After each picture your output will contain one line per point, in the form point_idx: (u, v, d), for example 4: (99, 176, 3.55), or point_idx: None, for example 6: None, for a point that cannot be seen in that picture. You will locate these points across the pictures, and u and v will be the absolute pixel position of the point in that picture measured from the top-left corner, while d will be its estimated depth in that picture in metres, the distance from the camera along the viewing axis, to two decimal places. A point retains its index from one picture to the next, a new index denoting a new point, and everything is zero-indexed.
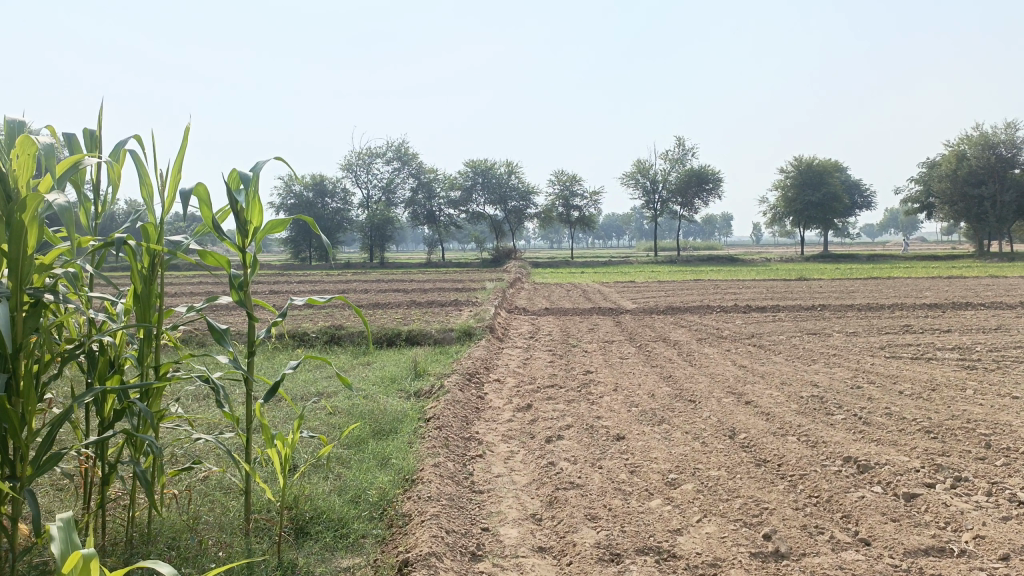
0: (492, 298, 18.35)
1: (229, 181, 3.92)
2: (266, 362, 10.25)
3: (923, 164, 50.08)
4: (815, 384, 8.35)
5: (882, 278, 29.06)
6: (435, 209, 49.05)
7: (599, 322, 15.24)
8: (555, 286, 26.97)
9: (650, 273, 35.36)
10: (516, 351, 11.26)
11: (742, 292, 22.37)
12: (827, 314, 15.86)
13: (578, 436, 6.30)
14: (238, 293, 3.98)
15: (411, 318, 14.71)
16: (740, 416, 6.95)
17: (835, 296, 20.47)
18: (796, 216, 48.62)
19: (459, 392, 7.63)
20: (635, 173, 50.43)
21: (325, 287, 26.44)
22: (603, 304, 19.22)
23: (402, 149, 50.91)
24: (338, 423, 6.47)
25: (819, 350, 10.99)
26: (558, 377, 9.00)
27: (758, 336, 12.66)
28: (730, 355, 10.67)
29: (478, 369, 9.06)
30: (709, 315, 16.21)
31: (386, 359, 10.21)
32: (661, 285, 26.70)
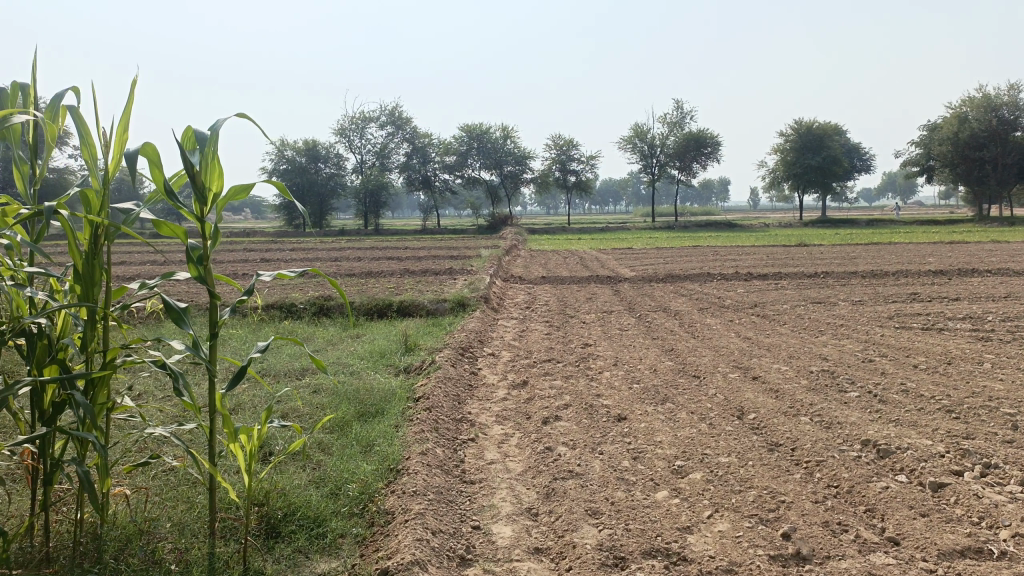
0: (487, 266, 17.88)
1: (184, 141, 3.45)
2: (251, 335, 9.83)
3: (924, 127, 49.30)
4: (825, 358, 7.96)
5: (883, 243, 28.55)
6: (430, 175, 48.29)
7: (598, 290, 14.80)
8: (552, 252, 26.47)
9: (646, 239, 34.83)
10: (511, 322, 10.85)
11: (742, 259, 21.94)
12: (830, 282, 15.44)
13: (577, 417, 5.90)
14: (198, 267, 3.47)
15: (403, 288, 14.24)
16: (748, 393, 6.56)
17: (837, 263, 20.03)
18: (795, 180, 47.96)
19: (451, 368, 7.23)
20: (632, 138, 49.63)
21: (317, 254, 25.87)
22: (601, 272, 18.76)
23: (396, 113, 49.93)
24: (321, 405, 6.07)
25: (825, 321, 10.60)
26: (556, 351, 8.60)
27: (761, 305, 12.25)
28: (734, 325, 10.28)
29: (472, 343, 8.66)
30: (710, 283, 15.77)
31: (375, 332, 9.78)
32: (659, 251, 26.22)
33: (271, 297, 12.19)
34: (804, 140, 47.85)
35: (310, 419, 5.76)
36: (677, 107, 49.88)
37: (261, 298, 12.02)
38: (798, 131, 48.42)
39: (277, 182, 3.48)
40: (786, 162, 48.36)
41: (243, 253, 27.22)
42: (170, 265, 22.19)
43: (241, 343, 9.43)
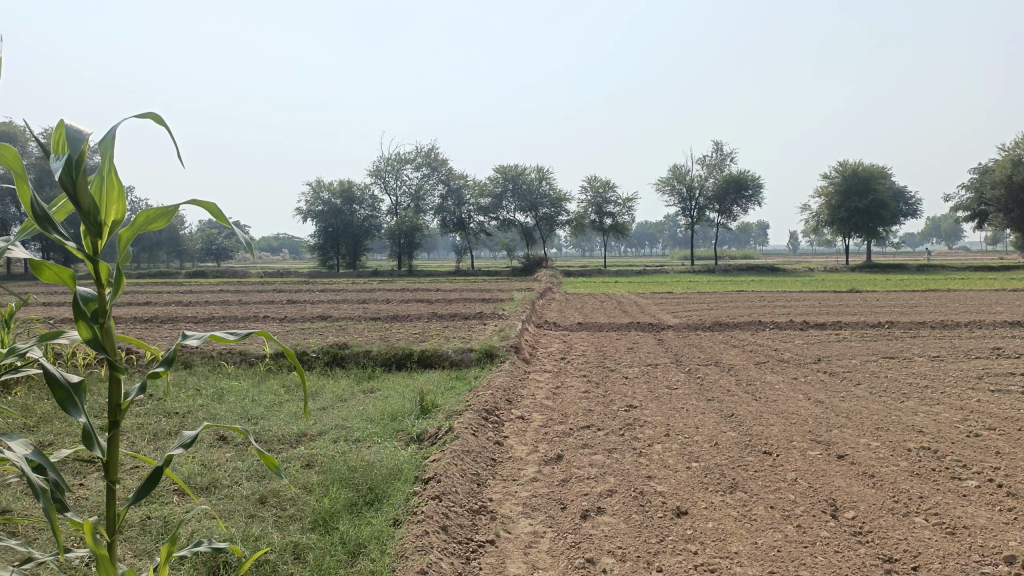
0: (519, 311, 16.75)
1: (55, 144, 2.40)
2: (253, 388, 8.77)
3: (976, 170, 47.39)
4: (921, 432, 6.63)
5: (942, 291, 26.83)
6: (465, 216, 47.60)
7: (639, 339, 13.58)
8: (588, 297, 25.26)
9: (687, 283, 33.47)
10: (545, 377, 9.68)
11: (793, 306, 20.54)
12: (898, 333, 14.00)
13: (626, 510, 4.68)
14: (90, 326, 2.43)
15: (428, 334, 13.20)
16: (838, 480, 5.28)
17: (898, 312, 18.56)
18: (840, 224, 46.23)
19: (472, 439, 6.06)
20: (670, 179, 48.52)
21: (346, 296, 25.01)
22: (642, 318, 17.52)
23: (432, 155, 49.76)
24: (312, 486, 4.96)
25: (905, 382, 9.21)
26: (595, 415, 7.39)
27: (825, 360, 10.94)
28: (800, 385, 8.96)
29: (498, 403, 7.49)
30: (762, 333, 14.45)
31: (390, 387, 8.70)
32: (701, 296, 24.89)
33: (280, 344, 11.20)
34: (849, 182, 46.19)
35: (299, 505, 4.65)
36: (717, 149, 48.76)
37: (272, 346, 11.02)
38: (843, 173, 46.85)
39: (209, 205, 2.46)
40: (831, 206, 46.72)
41: (271, 294, 26.55)
42: (194, 306, 21.52)
43: (241, 397, 8.38)
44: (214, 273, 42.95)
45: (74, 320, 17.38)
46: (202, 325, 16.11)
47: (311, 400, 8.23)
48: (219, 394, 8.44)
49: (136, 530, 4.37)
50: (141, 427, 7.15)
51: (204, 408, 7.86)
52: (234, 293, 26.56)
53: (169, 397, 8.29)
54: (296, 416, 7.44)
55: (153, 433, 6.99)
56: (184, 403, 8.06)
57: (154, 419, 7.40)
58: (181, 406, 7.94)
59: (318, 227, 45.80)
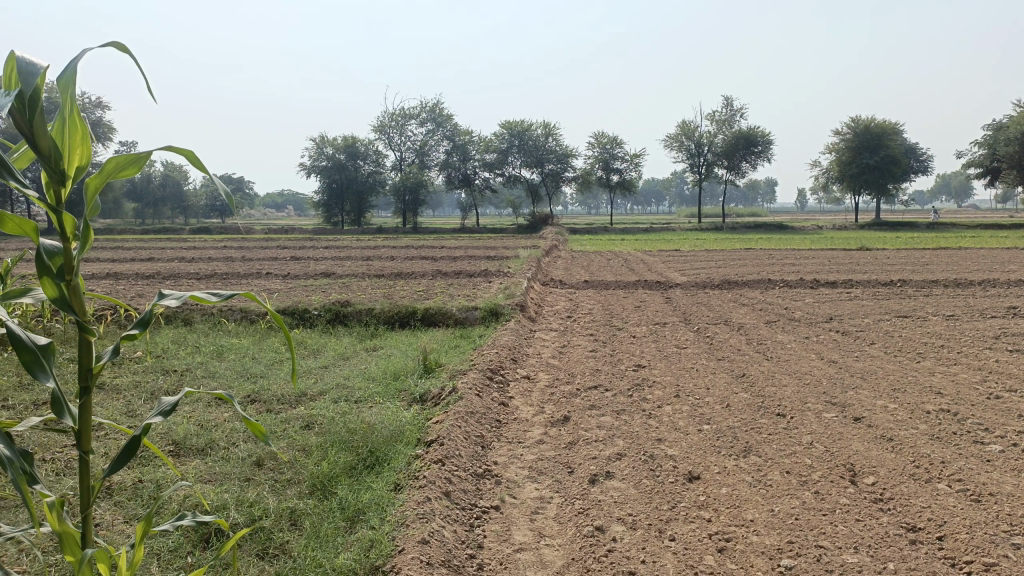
0: (525, 268, 16.52)
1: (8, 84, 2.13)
2: (253, 346, 8.60)
3: (990, 126, 46.44)
4: (939, 394, 6.42)
5: (953, 249, 26.44)
6: (470, 173, 47.07)
7: (647, 298, 13.35)
8: (595, 254, 24.99)
9: (694, 241, 33.11)
10: (551, 335, 9.48)
11: (803, 264, 20.24)
12: (911, 292, 13.72)
13: (635, 475, 4.51)
14: (55, 284, 2.18)
15: (433, 292, 13.00)
16: (855, 443, 5.09)
17: (909, 270, 18.26)
18: (851, 181, 45.56)
19: (476, 400, 5.88)
20: (678, 135, 47.78)
21: (349, 253, 24.77)
22: (649, 276, 17.27)
23: (437, 110, 49.01)
24: (312, 448, 4.81)
25: (921, 342, 8.97)
26: (602, 375, 7.20)
27: (838, 319, 10.70)
28: (813, 345, 8.74)
29: (503, 363, 7.31)
30: (772, 291, 14.20)
31: (393, 346, 8.52)
32: (709, 254, 24.59)
33: (282, 302, 11.02)
34: (861, 137, 45.35)
35: (298, 468, 4.48)
36: (726, 104, 47.87)
37: (273, 303, 10.84)
38: (854, 129, 45.99)
39: (189, 150, 2.26)
40: (842, 162, 45.99)
41: (275, 251, 26.37)
42: (197, 262, 21.35)
43: (241, 355, 8.22)
44: (219, 229, 42.75)
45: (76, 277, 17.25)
46: (205, 282, 15.94)
47: (312, 358, 8.06)
48: (218, 352, 8.28)
49: (127, 494, 4.22)
50: (139, 386, 7.00)
51: (203, 366, 7.70)
52: (237, 249, 26.34)
53: (168, 356, 8.13)
54: (297, 375, 7.28)
55: (150, 392, 6.84)
56: (183, 361, 7.91)
57: (153, 378, 7.25)
58: (180, 364, 7.78)
59: (322, 183, 45.40)
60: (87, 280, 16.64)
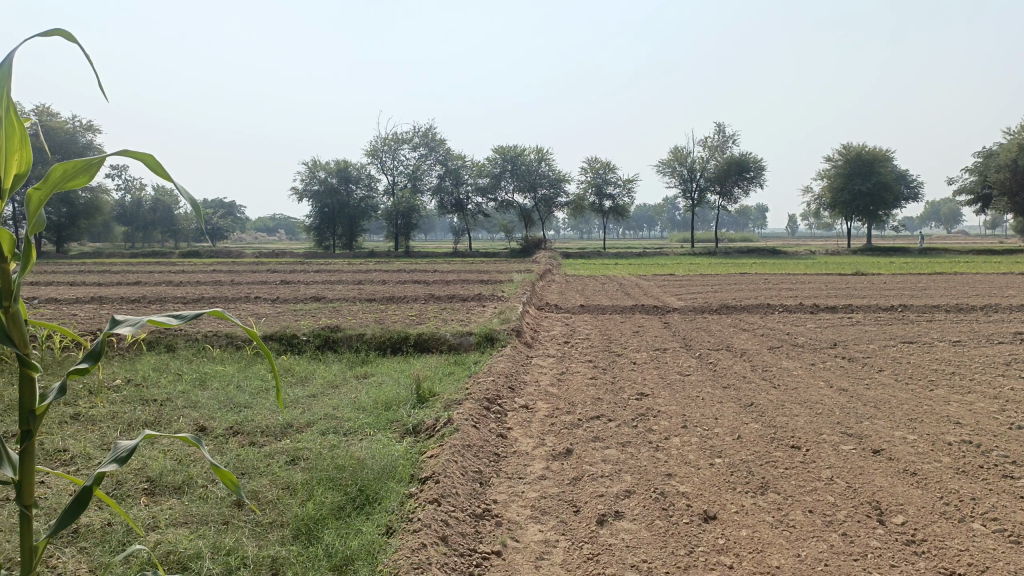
0: (519, 293, 16.22)
1: None
2: (238, 373, 8.23)
3: (980, 153, 46.71)
4: (959, 424, 6.12)
5: (948, 274, 26.31)
6: (463, 197, 46.91)
7: (645, 322, 13.06)
8: (589, 279, 24.72)
9: (688, 265, 32.92)
10: (549, 362, 9.16)
11: (800, 289, 20.01)
12: (913, 317, 13.48)
13: (646, 515, 4.18)
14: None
15: (426, 317, 12.66)
16: (878, 479, 4.78)
17: (908, 295, 18.06)
18: (843, 206, 45.63)
19: (473, 432, 5.54)
20: (671, 160, 47.86)
21: (341, 277, 24.40)
22: (645, 301, 17.00)
23: (430, 135, 48.94)
24: (298, 485, 4.47)
25: (931, 369, 8.69)
26: (604, 404, 6.87)
27: (842, 345, 10.43)
28: (820, 372, 8.44)
29: (500, 392, 6.97)
30: (771, 316, 13.93)
31: (385, 373, 8.18)
32: (704, 278, 24.38)
33: (269, 327, 10.66)
34: (853, 163, 45.53)
35: (282, 508, 4.13)
36: (719, 130, 48.03)
37: (260, 328, 10.49)
38: (846, 155, 46.18)
39: (149, 155, 1.98)
40: (834, 187, 46.13)
41: (265, 275, 25.99)
42: (185, 287, 20.94)
43: (225, 383, 7.85)
44: (209, 253, 42.30)
45: (59, 301, 16.82)
46: (192, 306, 15.55)
47: (300, 386, 7.71)
48: (201, 380, 7.92)
49: (94, 539, 3.85)
50: (115, 417, 6.62)
51: (184, 395, 7.33)
52: (225, 273, 25.93)
53: (149, 384, 7.76)
54: (283, 404, 6.91)
55: (128, 423, 6.46)
56: (163, 390, 7.53)
57: (130, 408, 6.88)
58: (160, 393, 7.40)
59: (313, 207, 45.13)
60: (71, 304, 16.23)
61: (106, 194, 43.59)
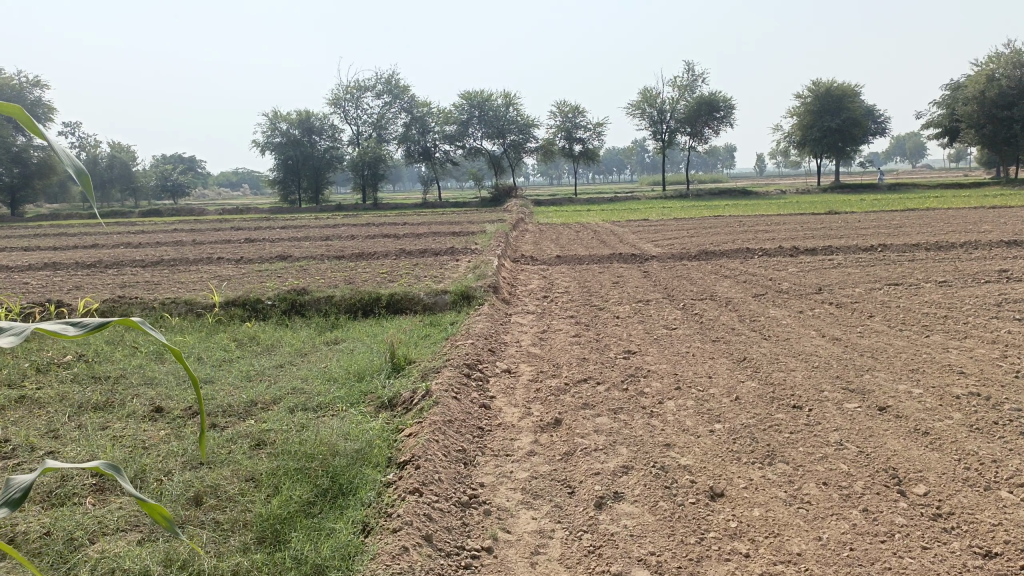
0: (493, 245, 15.73)
1: None
2: (199, 344, 7.71)
3: (949, 86, 46.47)
4: (962, 374, 5.85)
5: (921, 210, 26.24)
6: (430, 145, 45.83)
7: (624, 272, 12.67)
8: (562, 227, 24.26)
9: (662, 209, 32.51)
10: (530, 319, 8.77)
11: (776, 230, 19.74)
12: (895, 257, 13.23)
13: (648, 495, 3.82)
14: None
15: (397, 273, 12.16)
16: (890, 442, 4.48)
17: (885, 233, 17.86)
18: (813, 145, 45.34)
19: (454, 404, 5.13)
20: (640, 103, 47.07)
21: (308, 233, 23.65)
22: (622, 248, 16.61)
23: (393, 82, 47.51)
24: (264, 474, 4.03)
25: (921, 313, 8.43)
26: (590, 364, 6.49)
27: (829, 289, 10.15)
28: (811, 321, 8.12)
29: (480, 357, 6.55)
30: (751, 261, 13.63)
31: (357, 338, 7.72)
32: (679, 223, 24.04)
33: (233, 291, 10.10)
34: (823, 100, 45.12)
35: (245, 507, 3.69)
36: (687, 69, 47.21)
37: (223, 293, 9.94)
38: (816, 92, 45.70)
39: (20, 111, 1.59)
40: (803, 126, 45.76)
41: (229, 233, 25.11)
42: (144, 248, 20.08)
43: (185, 355, 7.32)
44: (171, 211, 40.99)
45: (10, 268, 15.97)
46: (152, 269, 14.83)
47: (266, 357, 7.21)
48: (159, 353, 7.38)
49: (30, 551, 3.38)
50: (64, 400, 6.07)
51: (140, 371, 6.80)
52: (186, 232, 24.96)
53: (102, 360, 7.22)
54: (249, 378, 6.43)
55: (78, 405, 5.93)
56: (117, 366, 6.99)
57: (80, 388, 6.34)
58: (115, 369, 6.87)
59: (277, 160, 43.78)
60: (22, 271, 15.39)
61: (60, 153, 41.85)
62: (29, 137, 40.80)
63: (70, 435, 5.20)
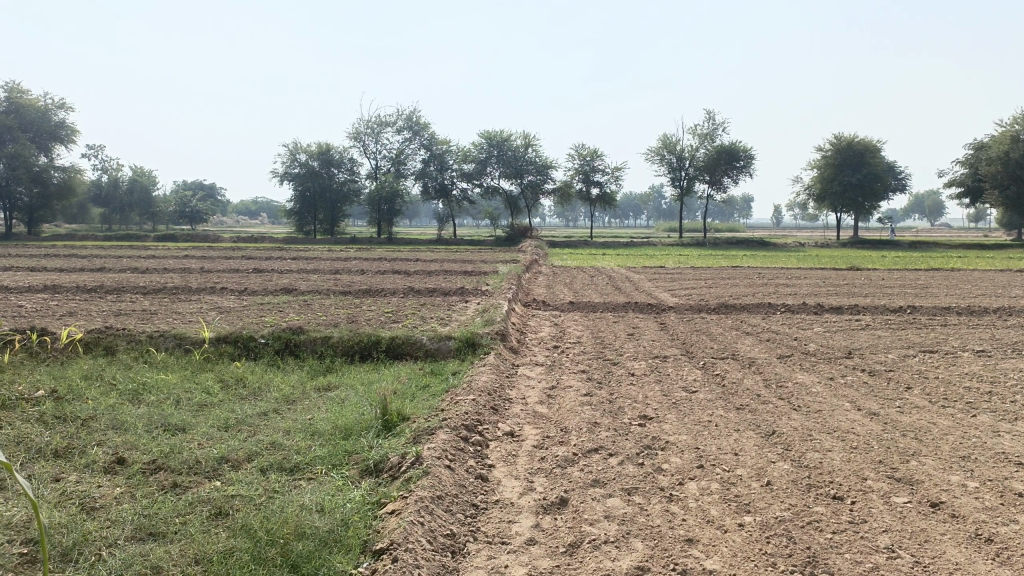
0: (504, 287, 15.20)
1: None
2: (182, 384, 7.16)
3: (973, 145, 45.89)
4: (1021, 465, 5.19)
5: (945, 270, 25.55)
6: (448, 183, 45.71)
7: (640, 323, 12.07)
8: (576, 270, 23.76)
9: (678, 256, 31.85)
10: (539, 373, 8.18)
11: (797, 285, 19.09)
12: (926, 321, 12.55)
13: None
14: None
15: (402, 314, 11.63)
16: (950, 551, 3.84)
17: (911, 293, 17.19)
18: (834, 199, 44.77)
19: (448, 475, 4.53)
20: (660, 149, 46.82)
21: (318, 265, 23.19)
22: (637, 297, 16.02)
23: (414, 119, 47.60)
24: (217, 557, 3.44)
25: (962, 386, 7.76)
26: (602, 431, 5.86)
27: (860, 354, 9.50)
28: (843, 390, 7.49)
29: (480, 416, 5.94)
30: (773, 317, 12.99)
31: (350, 386, 7.12)
32: (696, 272, 23.44)
33: (227, 326, 9.57)
34: (844, 155, 44.67)
35: None
36: (709, 118, 47.01)
37: (216, 327, 9.40)
38: (838, 146, 45.26)
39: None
40: (823, 179, 45.28)
41: (239, 261, 24.72)
42: (149, 274, 19.63)
43: (163, 396, 6.74)
44: (186, 236, 40.87)
45: (8, 289, 15.52)
46: (153, 296, 14.37)
47: (250, 402, 6.63)
48: (135, 394, 6.80)
49: None
50: (21, 442, 5.47)
51: (110, 413, 6.20)
52: (193, 258, 24.51)
53: (74, 398, 6.64)
54: (226, 428, 5.83)
55: (35, 449, 5.33)
56: (87, 405, 6.42)
57: (42, 429, 5.75)
58: (86, 409, 6.29)
59: (295, 191, 43.73)
60: (20, 293, 14.97)
61: (81, 174, 41.90)
62: (50, 157, 40.89)
63: (13, 487, 4.59)
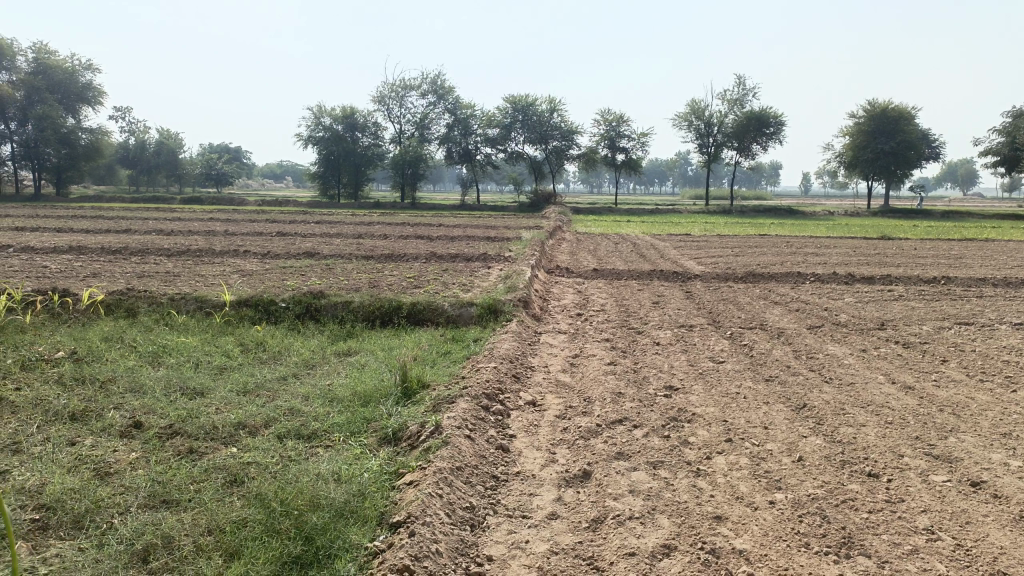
0: (527, 253, 15.00)
1: None
2: (202, 347, 7.10)
3: (1012, 112, 44.48)
4: None
5: (980, 240, 24.87)
6: (472, 148, 45.31)
7: (664, 291, 11.85)
8: (600, 237, 23.47)
9: (704, 224, 31.35)
10: (562, 341, 8.02)
11: (827, 254, 18.67)
12: (961, 292, 12.18)
13: None
14: None
15: (424, 279, 11.50)
16: (994, 534, 3.66)
17: (945, 264, 16.73)
18: (865, 166, 43.74)
19: (468, 446, 4.40)
20: (688, 114, 45.99)
21: (341, 229, 23.11)
22: (662, 264, 15.75)
23: (438, 82, 47.07)
24: (229, 528, 3.35)
25: (1000, 360, 7.49)
26: (627, 402, 5.69)
27: (893, 326, 9.22)
28: (876, 362, 7.26)
29: (502, 385, 5.80)
30: (802, 287, 12.68)
31: (370, 352, 7.01)
32: (723, 240, 23.05)
33: (248, 289, 9.50)
34: (878, 122, 43.51)
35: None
36: (739, 83, 45.95)
37: (236, 290, 9.33)
38: (871, 112, 44.07)
39: None
40: (855, 146, 44.21)
41: (262, 225, 24.69)
42: (172, 236, 19.65)
43: (183, 360, 6.68)
44: (212, 199, 40.98)
45: (34, 250, 15.59)
46: (176, 259, 14.37)
47: (270, 366, 6.56)
48: (154, 357, 6.74)
49: None
50: (39, 404, 5.43)
51: (130, 376, 6.15)
52: (217, 221, 24.52)
53: (93, 360, 6.60)
54: (245, 392, 5.75)
55: (54, 411, 5.28)
56: (107, 367, 6.39)
57: (61, 391, 5.71)
58: (105, 371, 6.25)
59: (319, 154, 43.63)
60: (46, 254, 15.03)
61: (108, 137, 42.09)
62: (78, 119, 41.11)
63: (30, 449, 4.54)
